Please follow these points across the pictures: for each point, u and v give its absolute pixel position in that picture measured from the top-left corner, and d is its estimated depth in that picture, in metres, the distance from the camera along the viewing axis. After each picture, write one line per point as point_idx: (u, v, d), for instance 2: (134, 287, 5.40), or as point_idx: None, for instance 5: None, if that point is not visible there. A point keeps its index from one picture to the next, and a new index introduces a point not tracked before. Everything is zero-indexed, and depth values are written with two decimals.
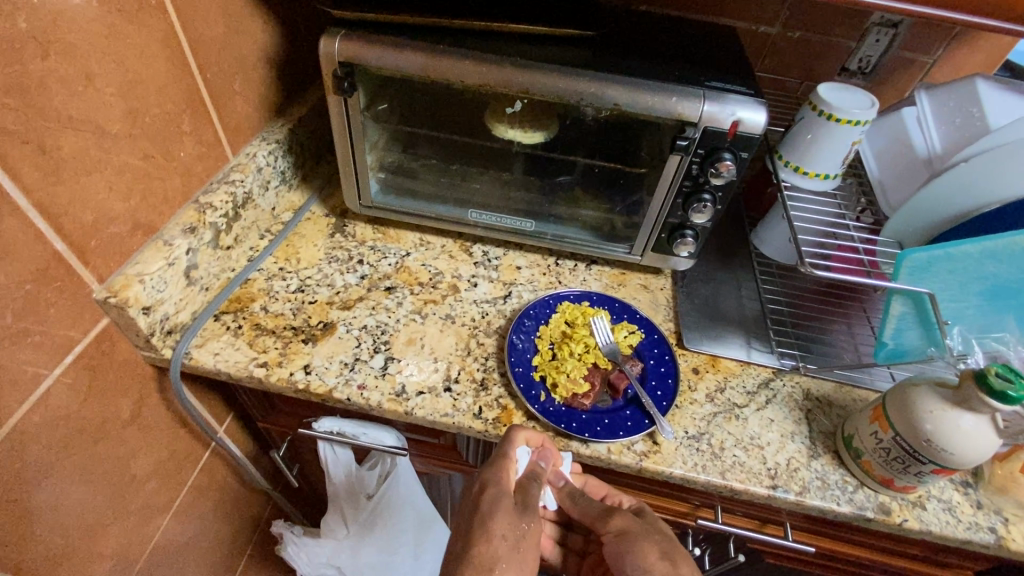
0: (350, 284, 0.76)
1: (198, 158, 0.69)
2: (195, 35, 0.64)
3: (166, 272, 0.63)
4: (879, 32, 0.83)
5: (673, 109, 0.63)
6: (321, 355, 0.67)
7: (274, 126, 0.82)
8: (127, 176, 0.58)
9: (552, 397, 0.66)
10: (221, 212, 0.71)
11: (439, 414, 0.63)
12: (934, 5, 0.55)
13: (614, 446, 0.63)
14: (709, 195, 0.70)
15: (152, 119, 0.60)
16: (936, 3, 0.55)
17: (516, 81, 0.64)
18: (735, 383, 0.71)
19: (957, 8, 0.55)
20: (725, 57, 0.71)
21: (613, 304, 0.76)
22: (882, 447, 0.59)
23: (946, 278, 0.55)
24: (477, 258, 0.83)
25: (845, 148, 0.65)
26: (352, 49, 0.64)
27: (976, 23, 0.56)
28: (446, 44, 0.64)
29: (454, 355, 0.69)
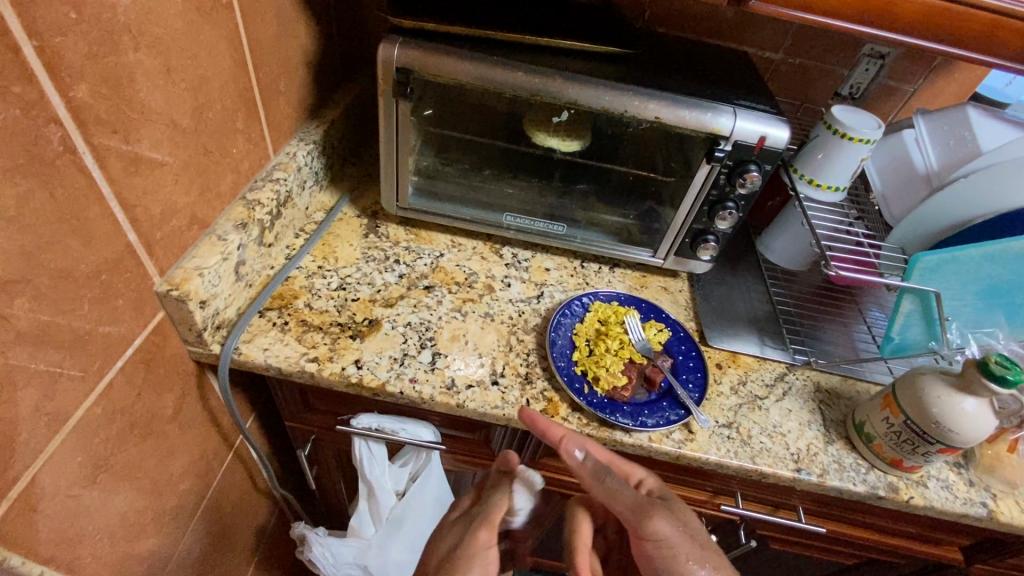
0: (389, 283, 0.78)
1: (246, 155, 0.70)
2: (253, 36, 0.65)
3: (221, 267, 0.63)
4: (868, 62, 0.92)
5: (708, 124, 0.68)
6: (370, 350, 0.69)
7: (309, 127, 0.84)
8: (190, 170, 0.59)
9: (595, 389, 0.69)
10: (267, 209, 0.71)
11: (489, 407, 0.66)
12: (950, 43, 0.62)
13: (654, 435, 0.67)
14: (732, 203, 0.76)
15: (214, 115, 0.61)
16: (951, 41, 0.62)
17: (565, 93, 0.68)
18: (754, 376, 0.77)
19: (968, 47, 0.62)
20: (743, 78, 0.77)
21: (640, 304, 0.81)
22: (893, 431, 0.66)
23: (951, 280, 0.63)
24: (508, 260, 0.87)
25: (854, 163, 0.72)
26: (407, 56, 0.67)
27: (982, 60, 0.63)
28: (499, 55, 0.68)
29: (497, 351, 0.72)
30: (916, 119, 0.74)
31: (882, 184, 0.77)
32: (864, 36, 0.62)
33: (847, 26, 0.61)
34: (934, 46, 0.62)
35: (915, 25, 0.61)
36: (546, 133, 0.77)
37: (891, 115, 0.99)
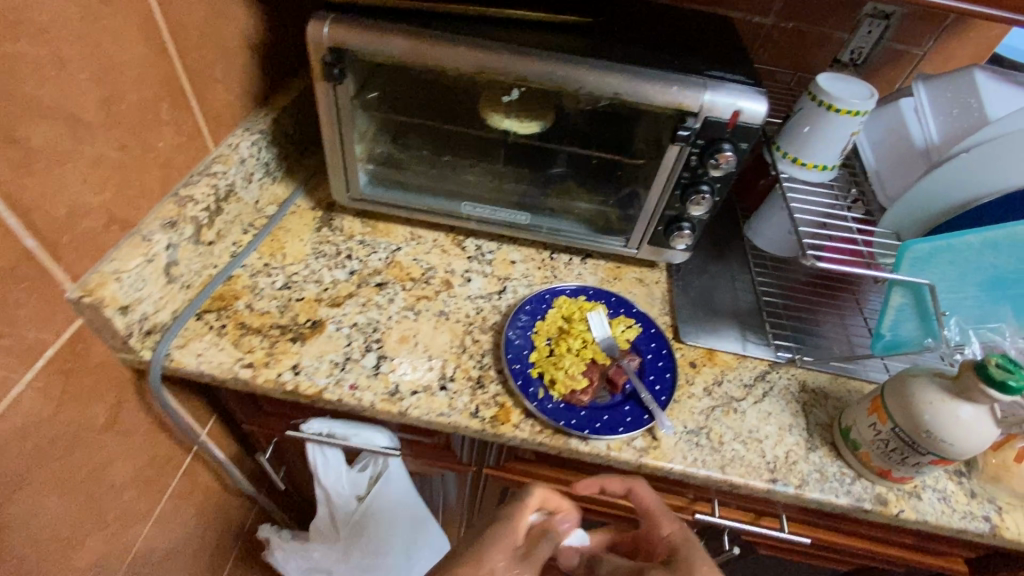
0: (339, 280, 0.73)
1: (178, 149, 0.65)
2: (175, 19, 0.60)
3: (144, 269, 0.60)
4: (872, 24, 0.83)
5: (673, 99, 0.61)
6: (310, 354, 0.65)
7: (258, 116, 0.79)
8: (104, 168, 0.55)
9: (551, 394, 0.64)
10: (203, 205, 0.67)
11: (434, 414, 0.61)
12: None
13: (613, 443, 0.62)
14: (707, 186, 0.68)
15: (129, 107, 0.57)
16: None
17: (512, 69, 0.62)
18: (732, 376, 0.71)
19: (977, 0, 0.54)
20: (722, 46, 0.69)
21: (609, 298, 0.75)
22: (881, 439, 0.59)
23: (946, 270, 0.55)
24: (470, 252, 0.81)
25: (844, 139, 0.64)
26: (342, 34, 0.61)
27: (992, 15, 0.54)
28: (439, 29, 0.62)
29: (449, 353, 0.67)
30: (914, 86, 0.65)
31: (877, 160, 0.68)
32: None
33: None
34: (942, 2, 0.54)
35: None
36: (504, 114, 0.71)
37: (899, 82, 0.89)
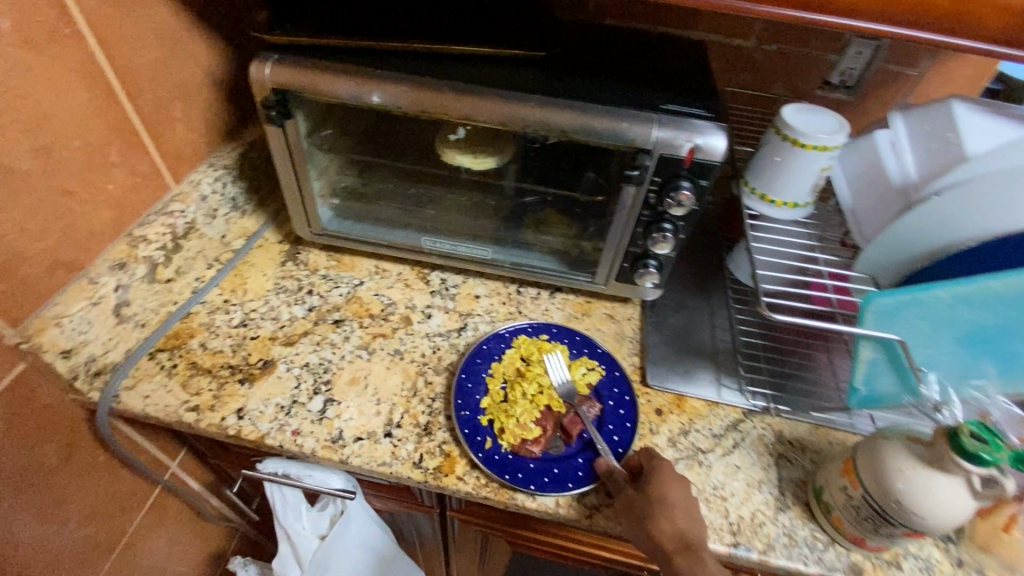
0: (296, 318, 0.73)
1: (132, 189, 0.66)
2: (124, 63, 0.61)
3: (88, 312, 0.61)
4: (860, 45, 0.78)
5: (625, 135, 0.58)
6: (256, 397, 0.64)
7: (224, 151, 0.79)
8: (44, 215, 0.55)
9: (499, 443, 0.62)
10: (157, 245, 0.68)
11: (375, 464, 0.59)
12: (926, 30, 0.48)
13: (563, 499, 0.59)
14: (670, 224, 0.65)
15: (73, 153, 0.57)
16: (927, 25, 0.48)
17: (456, 107, 0.60)
18: (700, 425, 0.67)
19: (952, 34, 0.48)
20: (685, 75, 0.66)
21: (573, 337, 0.71)
22: (852, 505, 0.54)
23: (916, 324, 0.50)
24: (434, 287, 0.79)
25: (814, 175, 0.59)
26: (283, 76, 0.61)
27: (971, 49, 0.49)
28: (381, 68, 0.61)
29: (398, 396, 0.65)
30: (892, 118, 0.60)
31: (853, 197, 0.63)
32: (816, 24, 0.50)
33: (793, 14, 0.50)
34: (909, 36, 0.49)
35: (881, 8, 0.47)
36: (458, 150, 0.69)
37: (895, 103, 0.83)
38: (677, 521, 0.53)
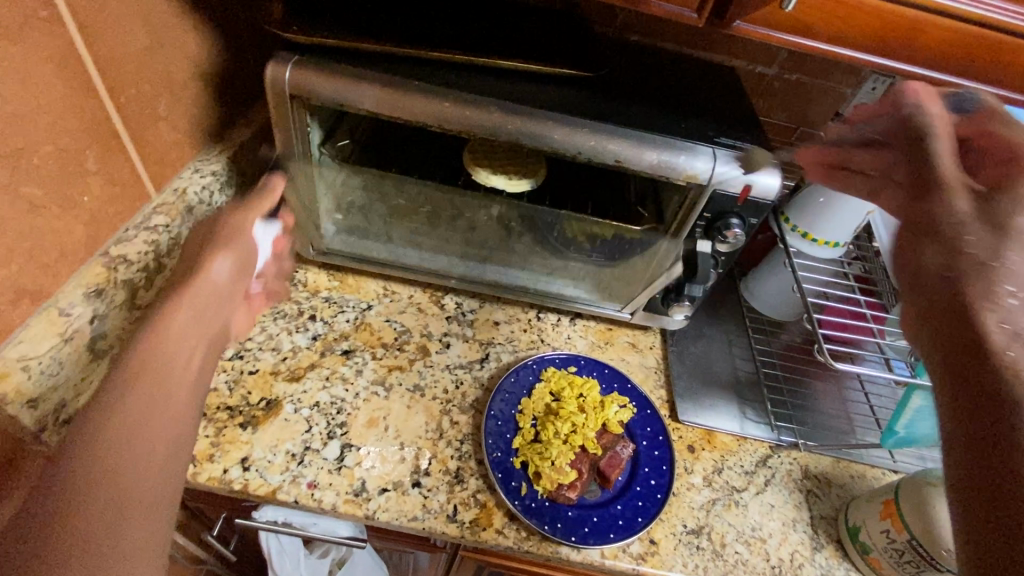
0: (300, 348, 0.65)
1: (109, 200, 0.56)
2: (105, 52, 0.51)
3: (61, 351, 0.51)
4: (876, 81, 0.79)
5: (681, 169, 0.55)
6: (263, 444, 0.56)
7: (211, 153, 0.70)
8: (7, 236, 0.46)
9: (535, 489, 0.57)
10: (138, 266, 0.58)
11: (405, 519, 0.54)
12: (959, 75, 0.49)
13: (607, 550, 0.56)
14: (710, 258, 0.63)
15: (44, 161, 0.48)
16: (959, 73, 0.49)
17: (505, 129, 0.55)
18: (732, 462, 0.65)
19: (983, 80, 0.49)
20: (728, 104, 0.64)
21: (602, 371, 0.69)
22: (894, 548, 0.55)
23: None
24: (449, 312, 0.73)
25: (858, 218, 0.60)
26: (306, 80, 0.53)
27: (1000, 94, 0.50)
28: (420, 79, 0.54)
29: (423, 439, 0.60)
30: None
31: None
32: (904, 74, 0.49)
33: (884, 62, 0.48)
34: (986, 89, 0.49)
35: (967, 62, 0.47)
36: (492, 170, 0.64)
37: None
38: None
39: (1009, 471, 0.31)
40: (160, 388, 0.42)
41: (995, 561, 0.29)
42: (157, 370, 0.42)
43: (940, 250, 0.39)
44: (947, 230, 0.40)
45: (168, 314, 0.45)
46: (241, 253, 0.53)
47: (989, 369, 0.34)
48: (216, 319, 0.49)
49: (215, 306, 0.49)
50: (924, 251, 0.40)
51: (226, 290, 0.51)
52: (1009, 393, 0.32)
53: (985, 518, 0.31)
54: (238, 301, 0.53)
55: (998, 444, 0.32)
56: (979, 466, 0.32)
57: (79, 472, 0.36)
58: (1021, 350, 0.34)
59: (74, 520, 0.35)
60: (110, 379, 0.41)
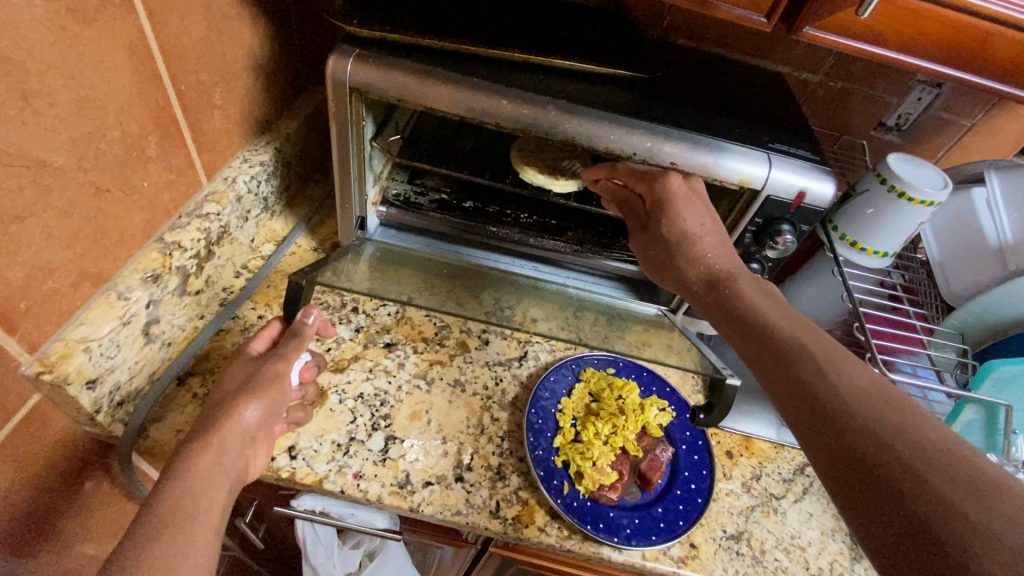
0: (342, 339, 0.65)
1: (165, 187, 0.57)
2: (170, 40, 0.52)
3: (119, 334, 0.52)
4: (921, 91, 0.79)
5: (735, 173, 0.55)
6: (309, 433, 0.57)
7: (259, 144, 0.70)
8: (74, 218, 0.47)
9: (577, 489, 0.57)
10: (191, 252, 0.59)
11: (449, 513, 0.54)
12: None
13: (648, 552, 0.56)
14: (757, 263, 0.63)
15: (111, 146, 0.48)
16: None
17: (561, 128, 0.55)
18: (770, 469, 0.65)
19: None
20: (778, 109, 0.64)
21: (641, 373, 0.69)
22: None
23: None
24: (488, 309, 0.74)
25: (912, 228, 0.59)
26: (367, 75, 0.53)
27: None
28: (479, 76, 0.54)
29: (465, 434, 0.60)
30: (989, 176, 0.62)
31: (942, 249, 0.65)
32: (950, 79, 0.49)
33: (931, 66, 0.48)
34: None
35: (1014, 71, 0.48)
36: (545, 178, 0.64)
37: (941, 150, 0.85)
38: (911, 460, 0.35)
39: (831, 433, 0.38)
40: (194, 509, 0.42)
41: (870, 515, 0.34)
42: (196, 498, 0.42)
43: (686, 265, 0.55)
44: (686, 248, 0.55)
45: (195, 458, 0.45)
46: (273, 401, 0.51)
47: (848, 438, 0.37)
48: (236, 466, 0.47)
49: (237, 452, 0.48)
50: (677, 266, 0.56)
51: (255, 430, 0.50)
52: (784, 358, 0.44)
53: (841, 477, 0.36)
54: (267, 439, 0.52)
55: (817, 411, 0.40)
56: (824, 438, 0.38)
57: None
58: (783, 329, 0.46)
59: None
60: (165, 478, 0.43)
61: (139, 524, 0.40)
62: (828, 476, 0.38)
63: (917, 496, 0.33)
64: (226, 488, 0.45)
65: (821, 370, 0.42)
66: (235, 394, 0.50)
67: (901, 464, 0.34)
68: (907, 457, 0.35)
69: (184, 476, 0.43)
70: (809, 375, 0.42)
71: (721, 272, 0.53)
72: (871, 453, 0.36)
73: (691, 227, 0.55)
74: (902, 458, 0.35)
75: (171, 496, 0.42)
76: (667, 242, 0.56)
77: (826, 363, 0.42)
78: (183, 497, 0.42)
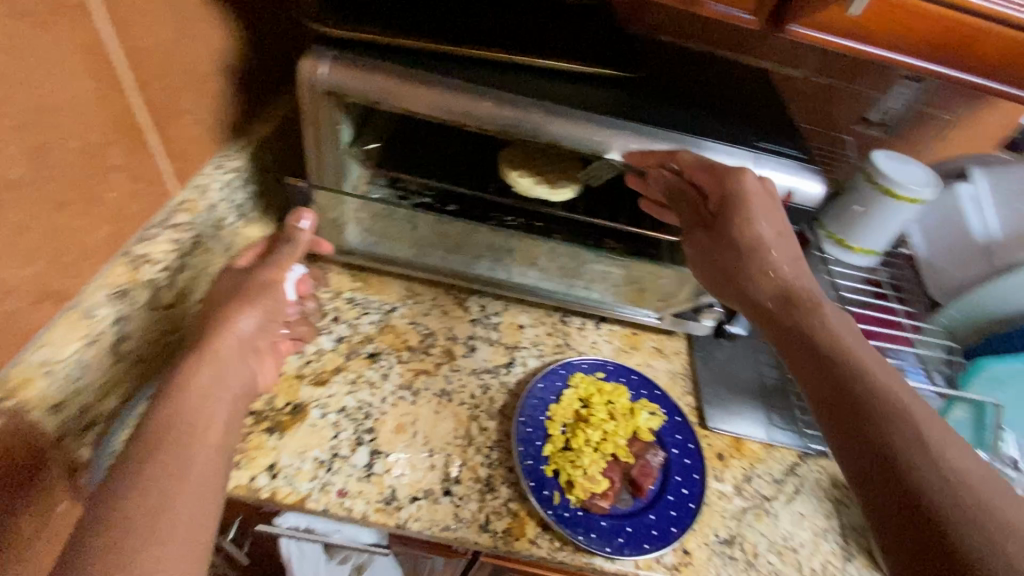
0: (324, 351, 0.63)
1: (132, 197, 0.54)
2: (133, 43, 0.49)
3: (85, 354, 0.50)
4: (904, 86, 0.79)
5: (723, 174, 0.54)
6: (290, 450, 0.55)
7: (232, 149, 0.68)
8: (32, 234, 0.44)
9: (568, 498, 0.56)
10: (161, 265, 0.57)
11: (438, 529, 0.53)
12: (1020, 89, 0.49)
13: (641, 560, 0.55)
14: None
15: (69, 156, 0.46)
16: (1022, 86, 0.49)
17: (544, 130, 0.53)
18: (761, 470, 0.65)
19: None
20: (764, 106, 0.63)
21: (630, 376, 0.68)
22: None
23: (1015, 388, 0.54)
24: (474, 315, 0.72)
25: (896, 225, 0.59)
26: (343, 77, 0.51)
27: None
28: (458, 77, 0.53)
29: (452, 445, 0.59)
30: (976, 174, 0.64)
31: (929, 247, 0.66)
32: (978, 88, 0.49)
33: (961, 77, 0.48)
34: None
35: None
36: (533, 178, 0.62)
37: (923, 145, 0.86)
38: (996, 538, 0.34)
39: (877, 456, 0.40)
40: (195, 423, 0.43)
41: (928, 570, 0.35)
42: (192, 418, 0.43)
43: (758, 276, 0.55)
44: (759, 255, 0.55)
45: (191, 368, 0.46)
46: (269, 307, 0.52)
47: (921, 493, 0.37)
48: (239, 381, 0.48)
49: (238, 361, 0.49)
50: (747, 275, 0.55)
51: (254, 338, 0.51)
52: (842, 384, 0.44)
53: (905, 532, 0.37)
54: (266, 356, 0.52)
55: (889, 467, 0.39)
56: (892, 489, 0.38)
57: (121, 496, 0.37)
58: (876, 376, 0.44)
59: (118, 521, 0.36)
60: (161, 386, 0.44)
61: (133, 444, 0.40)
62: (896, 545, 0.37)
63: (996, 563, 0.33)
64: (227, 405, 0.45)
65: (902, 416, 0.42)
66: (231, 300, 0.51)
67: (989, 555, 0.34)
68: (1009, 556, 0.33)
69: (182, 392, 0.44)
70: (886, 420, 0.41)
71: (797, 288, 0.53)
72: (940, 514, 0.36)
73: (765, 234, 0.54)
74: (984, 537, 0.35)
75: (169, 407, 0.42)
76: (736, 243, 0.56)
77: (922, 428, 0.40)
78: (178, 414, 0.42)
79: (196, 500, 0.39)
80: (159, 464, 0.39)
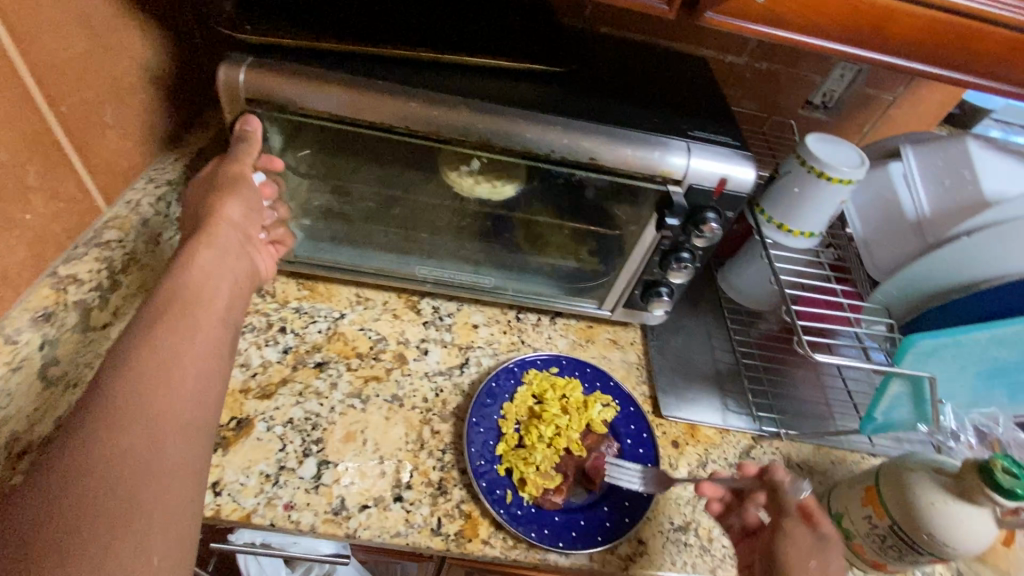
0: (270, 362, 0.62)
1: (54, 217, 0.53)
2: (40, 58, 0.48)
3: (9, 380, 0.49)
4: (844, 68, 0.80)
5: (655, 166, 0.55)
6: (234, 466, 0.54)
7: (166, 161, 0.66)
8: None
9: (521, 496, 0.56)
10: (91, 285, 0.55)
11: (388, 536, 0.52)
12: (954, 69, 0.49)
13: (596, 553, 0.55)
14: (688, 253, 0.62)
15: None
16: (956, 67, 0.49)
17: (473, 128, 0.53)
18: (716, 455, 0.65)
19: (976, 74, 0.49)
20: (700, 95, 0.63)
21: (585, 370, 0.68)
22: (877, 534, 0.55)
23: (948, 362, 0.54)
24: (427, 317, 0.71)
25: (833, 208, 0.59)
26: (262, 84, 0.50)
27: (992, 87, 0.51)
28: (383, 79, 0.52)
29: (403, 451, 0.58)
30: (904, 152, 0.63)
31: (865, 227, 0.65)
32: (906, 69, 0.49)
33: (890, 59, 0.48)
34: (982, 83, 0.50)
35: (964, 54, 0.48)
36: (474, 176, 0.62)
37: (867, 125, 0.87)
38: None
39: None
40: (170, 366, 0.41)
41: None
42: (184, 308, 0.46)
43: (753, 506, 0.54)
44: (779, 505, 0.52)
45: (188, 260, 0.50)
46: (244, 198, 0.56)
47: None
48: (233, 273, 0.53)
49: (237, 255, 0.55)
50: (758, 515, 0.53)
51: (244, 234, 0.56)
52: (775, 551, 0.48)
53: None
54: (255, 247, 0.59)
55: None
56: None
57: (125, 368, 0.39)
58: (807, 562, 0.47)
59: (118, 394, 0.38)
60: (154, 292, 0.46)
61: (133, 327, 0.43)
62: None
63: None
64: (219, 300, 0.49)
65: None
66: (211, 196, 0.55)
67: None
68: None
69: (176, 289, 0.47)
70: None
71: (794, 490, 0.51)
72: None
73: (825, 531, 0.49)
74: None
75: (163, 297, 0.46)
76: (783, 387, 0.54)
77: None
78: (163, 314, 0.44)
79: (190, 380, 0.42)
80: (137, 379, 0.39)
